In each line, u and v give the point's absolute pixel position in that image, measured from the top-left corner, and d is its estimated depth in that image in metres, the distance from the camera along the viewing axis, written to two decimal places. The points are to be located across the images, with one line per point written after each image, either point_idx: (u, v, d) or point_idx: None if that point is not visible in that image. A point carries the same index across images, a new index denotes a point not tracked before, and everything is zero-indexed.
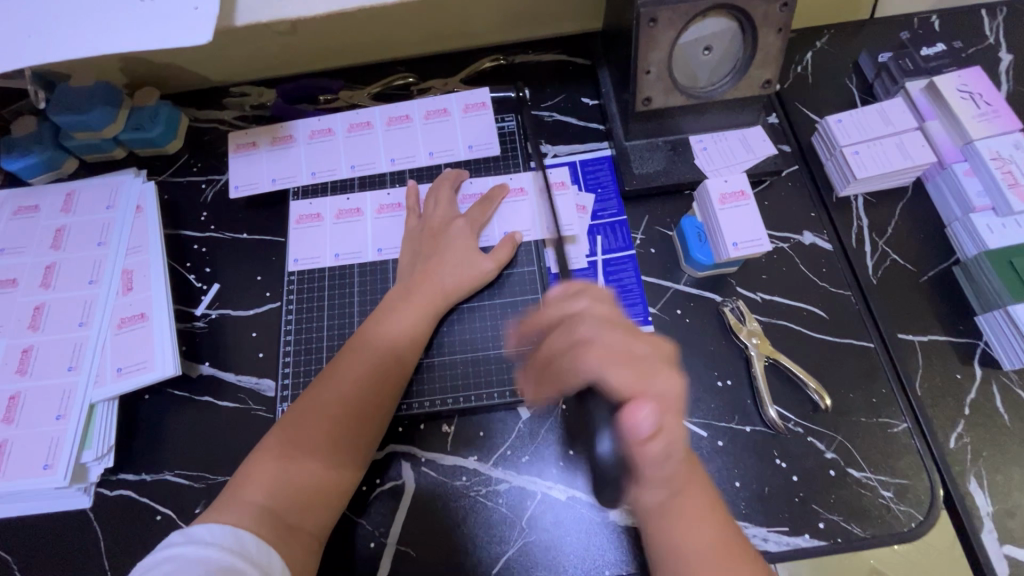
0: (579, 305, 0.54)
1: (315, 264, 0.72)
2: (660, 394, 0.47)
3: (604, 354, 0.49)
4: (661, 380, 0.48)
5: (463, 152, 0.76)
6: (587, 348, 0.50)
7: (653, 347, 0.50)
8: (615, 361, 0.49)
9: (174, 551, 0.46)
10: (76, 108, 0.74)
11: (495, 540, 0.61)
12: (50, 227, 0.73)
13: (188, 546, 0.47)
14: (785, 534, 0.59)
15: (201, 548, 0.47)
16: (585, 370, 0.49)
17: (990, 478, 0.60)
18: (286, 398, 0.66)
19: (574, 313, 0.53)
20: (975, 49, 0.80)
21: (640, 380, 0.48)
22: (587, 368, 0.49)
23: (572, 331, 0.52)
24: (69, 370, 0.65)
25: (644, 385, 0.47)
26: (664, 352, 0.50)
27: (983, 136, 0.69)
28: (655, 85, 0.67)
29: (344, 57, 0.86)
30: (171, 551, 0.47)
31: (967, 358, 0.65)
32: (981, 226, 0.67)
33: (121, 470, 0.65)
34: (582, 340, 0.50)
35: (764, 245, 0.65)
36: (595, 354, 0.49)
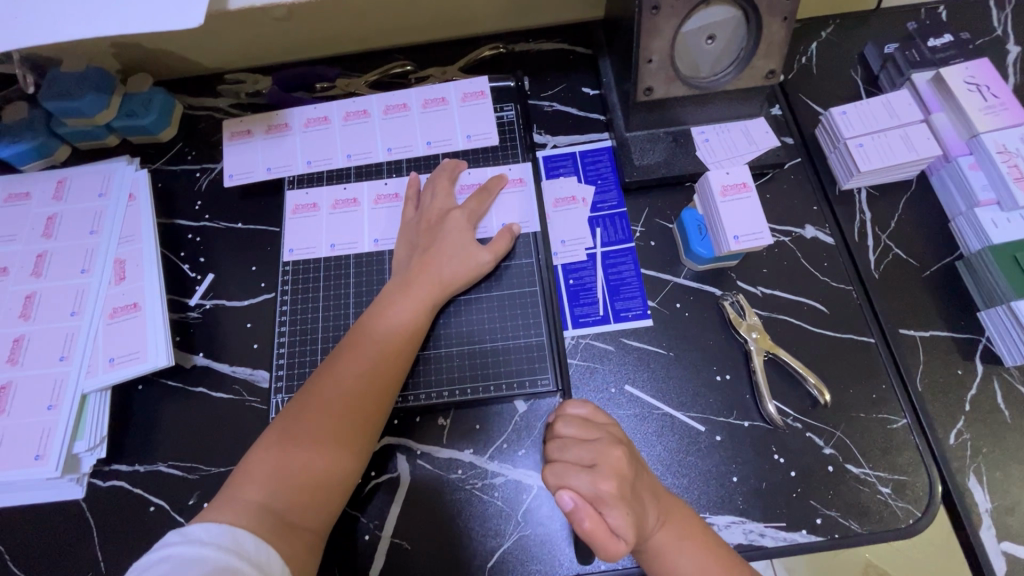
0: (559, 454, 0.54)
1: (311, 254, 0.72)
2: (602, 497, 0.50)
3: (572, 466, 0.52)
4: (602, 484, 0.50)
5: (461, 143, 0.75)
6: (558, 470, 0.52)
7: (599, 454, 0.53)
8: (580, 471, 0.52)
9: (170, 550, 0.46)
10: (68, 94, 0.73)
11: (491, 533, 0.60)
12: (41, 215, 0.72)
13: (185, 545, 0.46)
14: (783, 529, 0.59)
15: (199, 547, 0.46)
16: (555, 485, 0.52)
17: (989, 475, 0.60)
18: (281, 390, 0.65)
19: (561, 436, 0.56)
20: (982, 40, 0.79)
21: (590, 485, 0.51)
22: (557, 481, 0.52)
23: (561, 452, 0.54)
24: (61, 359, 0.65)
25: (591, 489, 0.51)
26: (615, 458, 0.52)
27: (989, 129, 0.68)
28: (656, 75, 0.66)
29: (341, 44, 0.84)
30: (167, 550, 0.46)
31: (968, 354, 0.64)
32: (986, 221, 0.66)
33: (114, 461, 0.64)
34: (553, 473, 0.53)
35: (766, 238, 0.64)
36: (565, 467, 0.52)
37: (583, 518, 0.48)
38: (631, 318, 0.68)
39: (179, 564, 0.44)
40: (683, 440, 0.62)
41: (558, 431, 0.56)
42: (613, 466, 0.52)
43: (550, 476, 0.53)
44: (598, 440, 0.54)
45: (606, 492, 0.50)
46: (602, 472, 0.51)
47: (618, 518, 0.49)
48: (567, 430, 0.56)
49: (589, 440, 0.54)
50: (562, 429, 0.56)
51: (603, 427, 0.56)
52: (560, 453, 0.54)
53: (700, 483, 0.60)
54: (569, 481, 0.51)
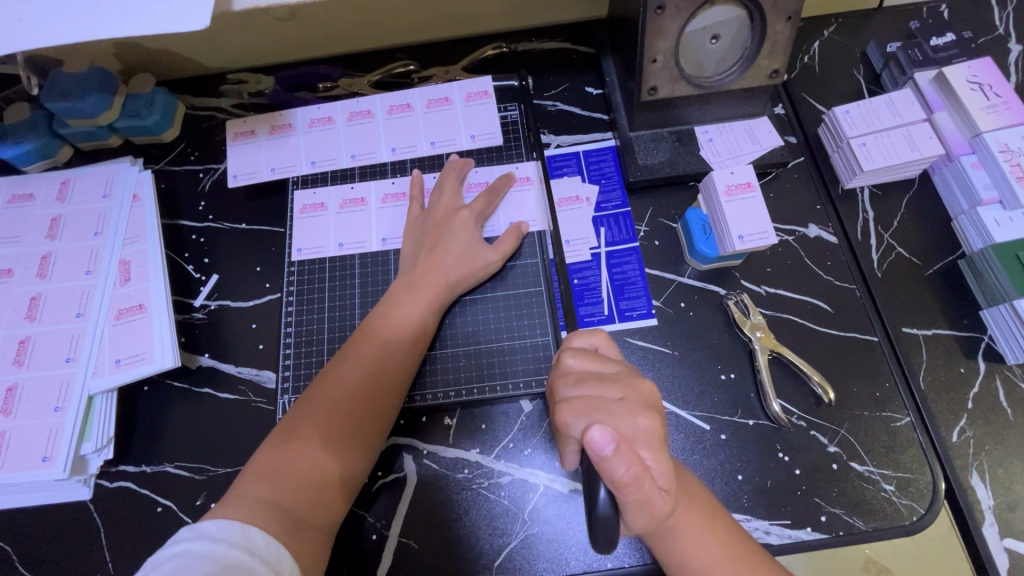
0: (574, 392, 0.50)
1: (319, 253, 0.72)
2: (637, 435, 0.47)
3: (599, 402, 0.49)
4: (639, 419, 0.48)
5: (465, 142, 0.75)
6: (583, 406, 0.49)
7: (626, 388, 0.50)
8: (610, 406, 0.48)
9: (181, 547, 0.46)
10: (70, 95, 0.73)
11: (498, 532, 0.61)
12: (45, 216, 0.72)
13: (196, 542, 0.46)
14: (788, 527, 0.59)
15: (210, 544, 0.46)
16: (581, 422, 0.48)
17: (992, 472, 0.60)
18: (287, 390, 0.65)
19: (572, 370, 0.52)
20: (984, 40, 0.79)
21: (626, 422, 0.48)
22: (583, 417, 0.48)
23: (580, 386, 0.50)
24: (67, 361, 0.65)
25: (629, 426, 0.47)
26: (642, 392, 0.50)
27: (992, 128, 0.68)
28: (661, 75, 0.66)
29: (343, 44, 0.84)
30: (178, 547, 0.46)
31: (971, 353, 0.65)
32: (988, 220, 0.66)
33: (121, 462, 0.64)
34: (578, 409, 0.49)
35: (771, 238, 0.64)
36: (591, 403, 0.49)
37: (629, 461, 0.43)
38: (636, 317, 0.68)
39: (190, 560, 0.44)
40: (688, 439, 0.63)
41: (568, 366, 0.52)
42: (641, 399, 0.50)
43: (575, 413, 0.49)
44: (618, 374, 0.51)
45: (643, 428, 0.48)
46: (633, 406, 0.49)
47: (655, 458, 0.47)
48: (577, 363, 0.52)
49: (606, 373, 0.51)
50: (571, 362, 0.53)
51: (618, 360, 0.53)
52: (574, 390, 0.50)
53: (705, 482, 0.61)
54: (598, 416, 0.48)
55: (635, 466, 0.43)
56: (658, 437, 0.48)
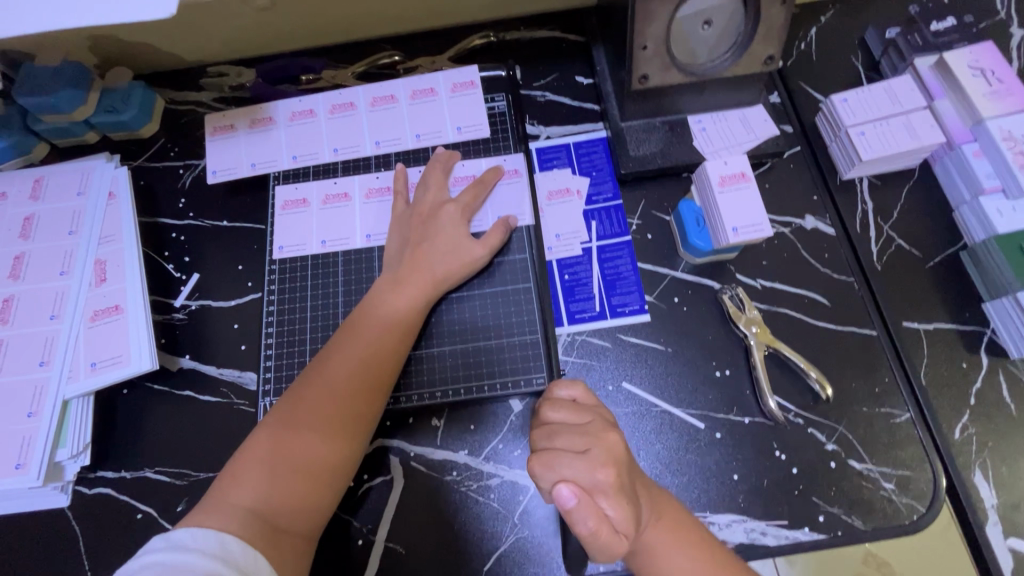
0: (548, 444, 0.51)
1: (301, 251, 0.69)
2: (596, 488, 0.46)
3: (562, 455, 0.48)
4: (598, 474, 0.47)
5: (451, 134, 0.73)
6: (550, 459, 0.48)
7: (593, 440, 0.49)
8: (572, 459, 0.48)
9: (152, 558, 0.44)
10: (42, 90, 0.70)
11: (487, 536, 0.59)
12: (18, 215, 0.70)
13: (170, 552, 0.45)
14: (785, 528, 0.57)
15: (184, 554, 0.45)
16: (548, 476, 0.48)
17: (995, 469, 0.59)
18: (269, 392, 0.64)
19: (550, 422, 0.52)
20: (986, 23, 0.76)
21: (587, 475, 0.47)
22: (549, 471, 0.48)
23: (551, 440, 0.50)
24: (41, 364, 0.63)
25: (588, 480, 0.47)
26: (607, 444, 0.49)
27: (994, 115, 0.66)
28: (652, 62, 0.64)
29: (326, 34, 0.82)
30: (149, 557, 0.45)
31: (972, 346, 0.63)
32: (991, 209, 0.64)
33: (99, 468, 0.63)
34: (547, 461, 0.48)
35: (765, 230, 0.62)
36: (556, 456, 0.48)
37: (588, 516, 0.44)
38: (628, 313, 0.66)
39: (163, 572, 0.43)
40: (682, 438, 0.61)
41: (547, 417, 0.52)
42: (605, 452, 0.48)
43: (541, 468, 0.49)
44: (589, 425, 0.51)
45: (602, 481, 0.46)
46: (596, 459, 0.48)
47: (615, 508, 0.46)
48: (556, 416, 0.52)
49: (579, 424, 0.51)
50: (551, 414, 0.52)
51: (593, 410, 0.53)
52: (547, 442, 0.51)
53: (700, 482, 0.59)
54: (561, 471, 0.47)
55: (594, 521, 0.44)
56: (618, 489, 0.46)
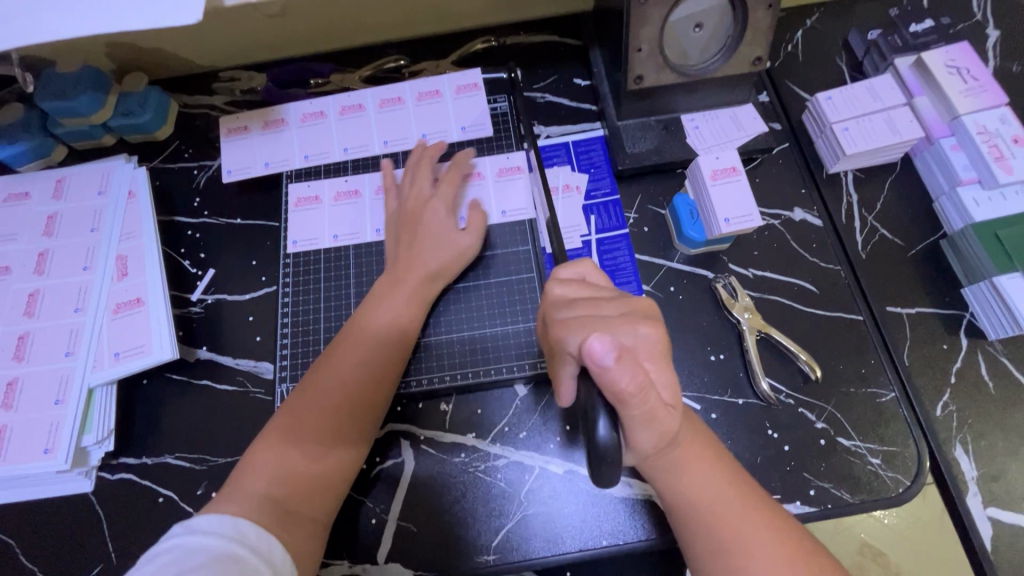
0: (570, 313, 0.50)
1: (314, 244, 0.73)
2: (639, 344, 0.46)
3: (596, 317, 0.48)
4: (639, 329, 0.47)
5: (456, 134, 0.76)
6: (583, 323, 0.47)
7: (625, 304, 0.50)
8: (607, 320, 0.48)
9: (173, 541, 0.47)
10: (64, 94, 0.74)
11: (495, 514, 0.62)
12: (41, 214, 0.73)
13: (188, 535, 0.47)
14: (778, 501, 0.60)
15: (201, 536, 0.47)
16: (575, 339, 0.46)
17: (975, 444, 0.62)
18: (285, 380, 0.67)
19: (558, 297, 0.52)
20: (963, 26, 0.81)
21: (629, 333, 0.47)
22: (579, 332, 0.47)
23: (571, 308, 0.50)
24: (66, 355, 0.65)
25: (630, 335, 0.47)
26: (639, 305, 0.50)
27: (970, 111, 0.70)
28: (646, 63, 0.67)
29: (334, 40, 0.85)
30: (169, 542, 0.47)
31: (953, 329, 0.66)
32: (968, 200, 0.68)
33: (122, 454, 0.65)
34: (575, 326, 0.47)
35: (756, 221, 0.66)
36: (586, 319, 0.48)
37: (631, 371, 0.42)
38: None
39: (182, 553, 0.45)
40: None
41: (554, 295, 0.53)
42: (639, 312, 0.49)
43: (570, 331, 0.47)
44: (612, 296, 0.51)
45: (644, 336, 0.47)
46: (634, 318, 0.48)
47: (658, 367, 0.47)
48: (563, 292, 0.52)
49: (598, 297, 0.51)
50: (561, 292, 0.52)
51: (606, 288, 0.53)
52: (566, 312, 0.50)
53: None
54: (593, 327, 0.47)
55: (637, 375, 0.42)
56: (662, 346, 0.47)
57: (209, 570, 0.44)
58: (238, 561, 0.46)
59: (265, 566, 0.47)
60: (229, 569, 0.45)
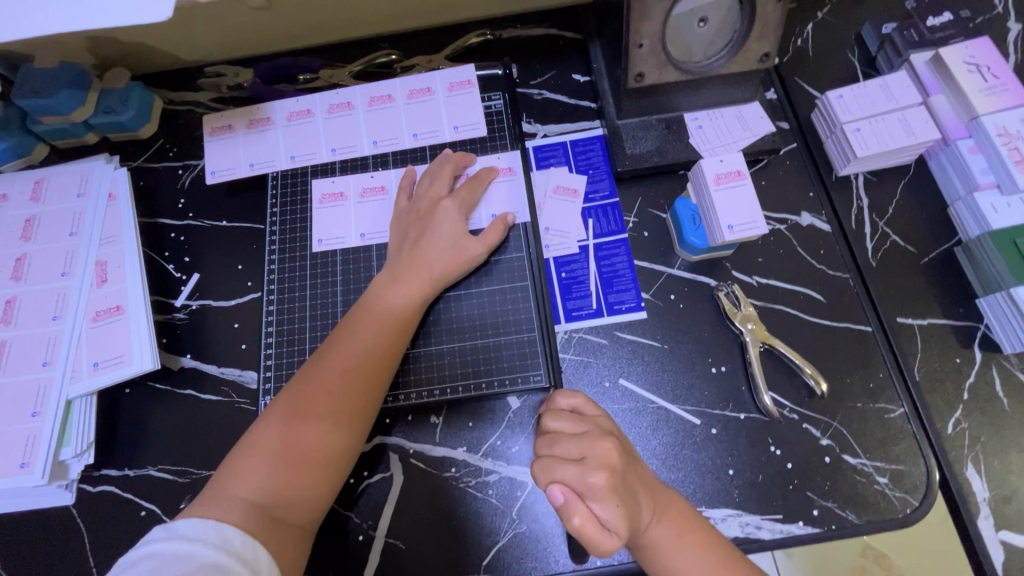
0: (547, 450, 0.52)
1: (341, 243, 0.70)
2: (590, 491, 0.48)
3: (559, 460, 0.50)
4: (592, 476, 0.48)
5: (448, 134, 0.73)
6: (545, 464, 0.50)
7: (588, 447, 0.50)
8: (568, 463, 0.49)
9: (156, 547, 0.45)
10: (41, 91, 0.71)
11: (486, 531, 0.60)
12: (19, 217, 0.70)
13: (171, 542, 0.46)
14: (779, 522, 0.58)
15: (187, 543, 0.46)
16: (545, 475, 0.50)
17: (987, 463, 0.59)
18: (269, 391, 0.64)
19: (550, 431, 0.53)
20: (982, 18, 0.76)
21: (582, 477, 0.48)
22: (547, 473, 0.50)
23: (550, 447, 0.51)
24: (44, 365, 0.63)
25: (582, 482, 0.48)
26: (600, 450, 0.49)
27: (990, 111, 0.67)
28: (647, 61, 0.64)
29: (324, 33, 0.82)
30: (151, 548, 0.45)
31: (966, 342, 0.63)
32: (985, 205, 0.65)
33: (103, 466, 0.63)
34: (543, 466, 0.50)
35: (761, 228, 0.63)
36: (554, 461, 0.50)
37: (573, 515, 0.46)
38: (624, 311, 0.67)
39: (165, 561, 0.44)
40: (678, 433, 0.61)
41: (547, 427, 0.53)
42: (600, 458, 0.49)
43: (541, 469, 0.51)
44: (585, 433, 0.52)
45: (595, 484, 0.47)
46: (590, 464, 0.49)
47: (606, 509, 0.46)
48: (554, 425, 0.53)
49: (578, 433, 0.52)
50: (550, 423, 0.53)
51: (592, 420, 0.53)
52: (547, 449, 0.52)
53: (696, 477, 0.60)
54: (556, 474, 0.49)
55: (580, 518, 0.46)
56: (616, 490, 0.48)
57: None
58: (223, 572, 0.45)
59: None
60: None
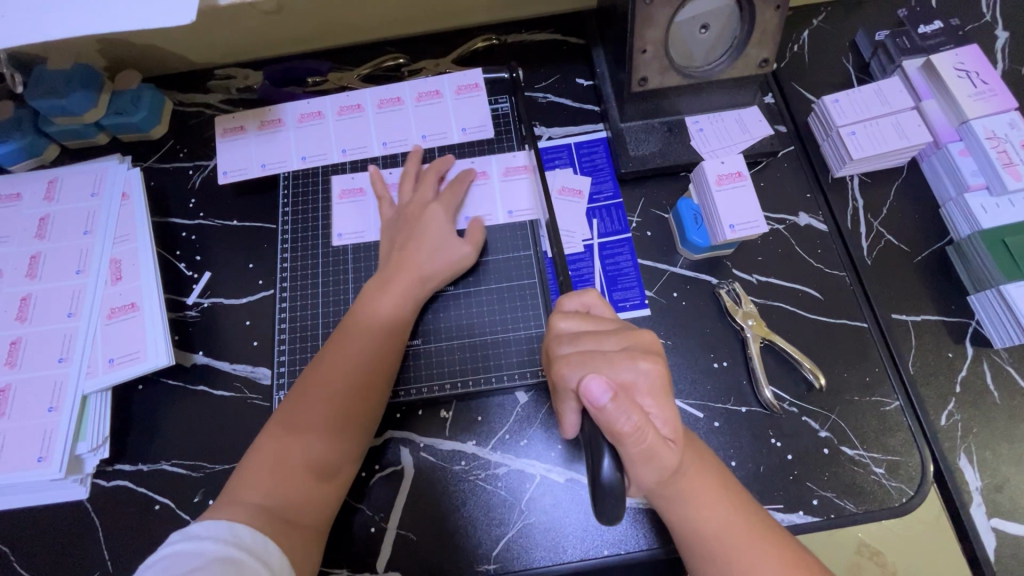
0: (570, 348, 0.50)
1: (358, 237, 0.72)
2: (638, 381, 0.47)
3: (598, 354, 0.48)
4: (640, 364, 0.48)
5: (456, 136, 0.75)
6: (581, 359, 0.48)
7: (626, 338, 0.50)
8: (607, 356, 0.48)
9: (170, 547, 0.46)
10: (56, 92, 0.72)
11: (496, 522, 0.61)
12: (33, 216, 0.71)
13: (183, 541, 0.47)
14: (781, 511, 0.60)
15: (198, 542, 0.47)
16: (577, 373, 0.48)
17: (979, 455, 0.62)
18: (283, 386, 0.66)
19: (563, 330, 0.52)
20: (971, 27, 0.79)
21: (623, 373, 0.47)
22: (581, 367, 0.48)
23: (575, 342, 0.50)
24: (59, 361, 0.64)
25: (630, 372, 0.47)
26: (641, 340, 0.50)
27: (979, 116, 0.69)
28: (651, 65, 0.66)
29: (333, 37, 0.83)
30: (167, 548, 0.47)
31: (958, 338, 0.66)
32: (975, 206, 0.67)
33: (117, 461, 0.64)
34: (576, 361, 0.48)
35: (761, 227, 0.65)
36: (588, 355, 0.48)
37: (630, 410, 0.43)
38: (629, 308, 0.69)
39: (179, 560, 0.45)
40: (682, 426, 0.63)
41: (559, 327, 0.52)
42: (641, 347, 0.50)
43: (572, 366, 0.48)
44: (613, 329, 0.51)
45: (644, 372, 0.47)
46: (634, 354, 0.49)
47: (657, 405, 0.47)
48: (568, 324, 0.52)
49: (601, 329, 0.51)
50: (562, 324, 0.52)
51: (610, 317, 0.53)
52: (569, 346, 0.50)
53: None
54: (600, 368, 0.47)
55: (637, 415, 0.43)
56: (661, 382, 0.48)
57: (205, 574, 0.44)
58: (236, 565, 0.46)
59: (263, 567, 0.47)
60: (227, 573, 0.45)
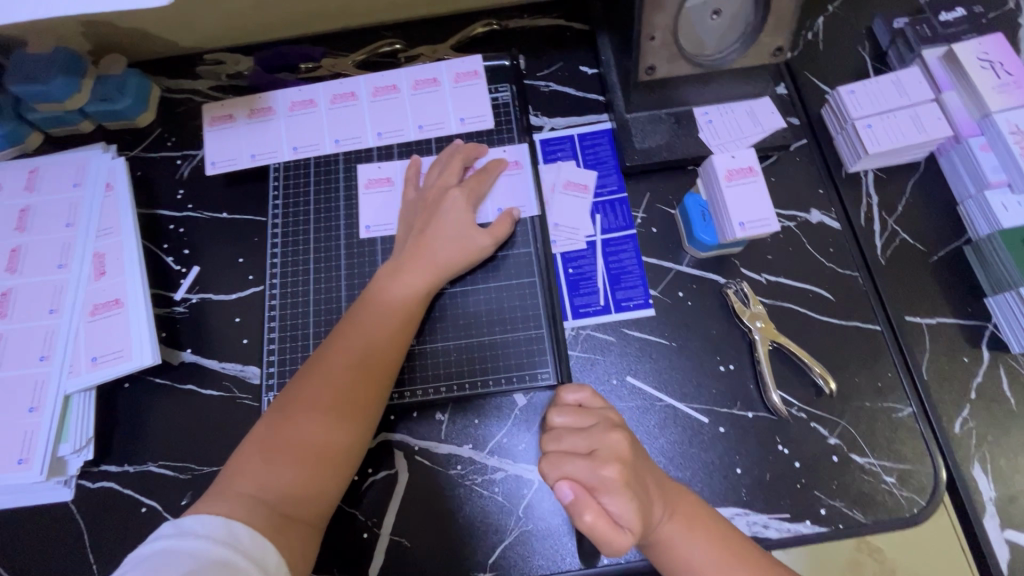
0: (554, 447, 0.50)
1: (344, 231, 0.69)
2: (601, 484, 0.46)
3: (568, 456, 0.48)
4: (602, 470, 0.46)
5: (454, 126, 0.72)
6: (555, 462, 0.49)
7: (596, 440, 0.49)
8: (576, 459, 0.48)
9: (165, 543, 0.44)
10: (36, 78, 0.69)
11: (492, 529, 0.59)
12: (14, 207, 0.69)
13: (179, 538, 0.45)
14: (786, 521, 0.58)
15: (192, 540, 0.45)
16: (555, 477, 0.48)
17: (993, 463, 0.59)
18: (273, 386, 0.63)
19: (556, 427, 0.52)
20: (995, 14, 0.76)
21: (591, 473, 0.47)
22: (556, 470, 0.48)
23: (558, 442, 0.50)
24: (40, 359, 0.62)
25: (591, 476, 0.47)
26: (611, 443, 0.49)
27: (1002, 109, 0.66)
28: (658, 53, 0.63)
29: (326, 20, 0.80)
30: (159, 543, 0.44)
31: (974, 342, 0.63)
32: (996, 204, 0.64)
33: (102, 462, 0.62)
34: (553, 466, 0.49)
35: (772, 225, 0.62)
36: (562, 458, 0.49)
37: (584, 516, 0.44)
38: (632, 308, 0.66)
39: (173, 558, 0.43)
40: (685, 432, 0.61)
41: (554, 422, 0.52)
42: (610, 450, 0.48)
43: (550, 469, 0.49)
44: (593, 427, 0.50)
45: (608, 478, 0.46)
46: (600, 458, 0.48)
47: (619, 506, 0.45)
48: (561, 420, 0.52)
49: (585, 427, 0.51)
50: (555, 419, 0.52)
51: (600, 411, 0.52)
52: (555, 446, 0.51)
53: (704, 475, 0.59)
54: (565, 469, 0.48)
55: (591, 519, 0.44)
56: (625, 484, 0.46)
57: None
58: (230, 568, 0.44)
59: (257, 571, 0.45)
60: None
